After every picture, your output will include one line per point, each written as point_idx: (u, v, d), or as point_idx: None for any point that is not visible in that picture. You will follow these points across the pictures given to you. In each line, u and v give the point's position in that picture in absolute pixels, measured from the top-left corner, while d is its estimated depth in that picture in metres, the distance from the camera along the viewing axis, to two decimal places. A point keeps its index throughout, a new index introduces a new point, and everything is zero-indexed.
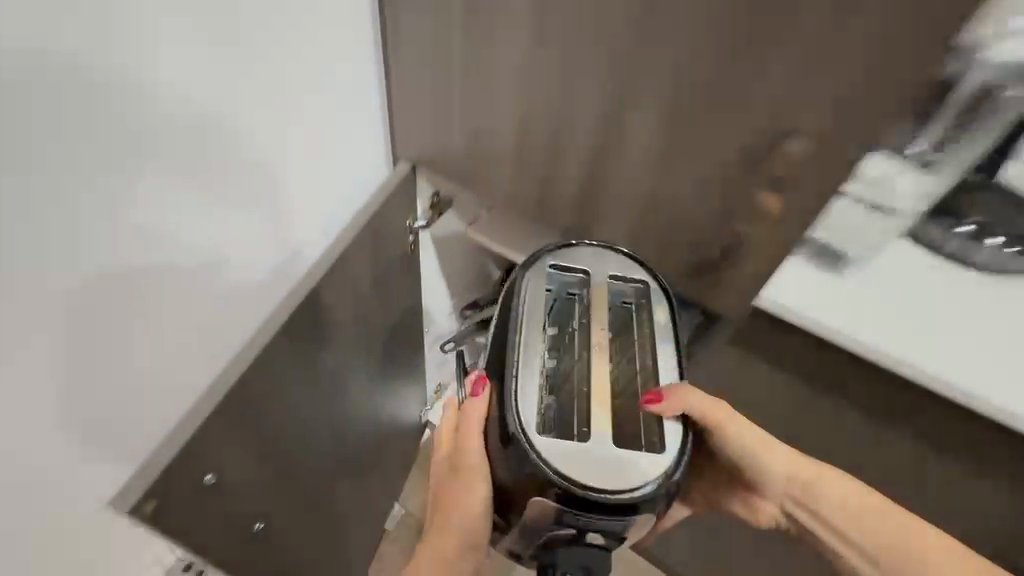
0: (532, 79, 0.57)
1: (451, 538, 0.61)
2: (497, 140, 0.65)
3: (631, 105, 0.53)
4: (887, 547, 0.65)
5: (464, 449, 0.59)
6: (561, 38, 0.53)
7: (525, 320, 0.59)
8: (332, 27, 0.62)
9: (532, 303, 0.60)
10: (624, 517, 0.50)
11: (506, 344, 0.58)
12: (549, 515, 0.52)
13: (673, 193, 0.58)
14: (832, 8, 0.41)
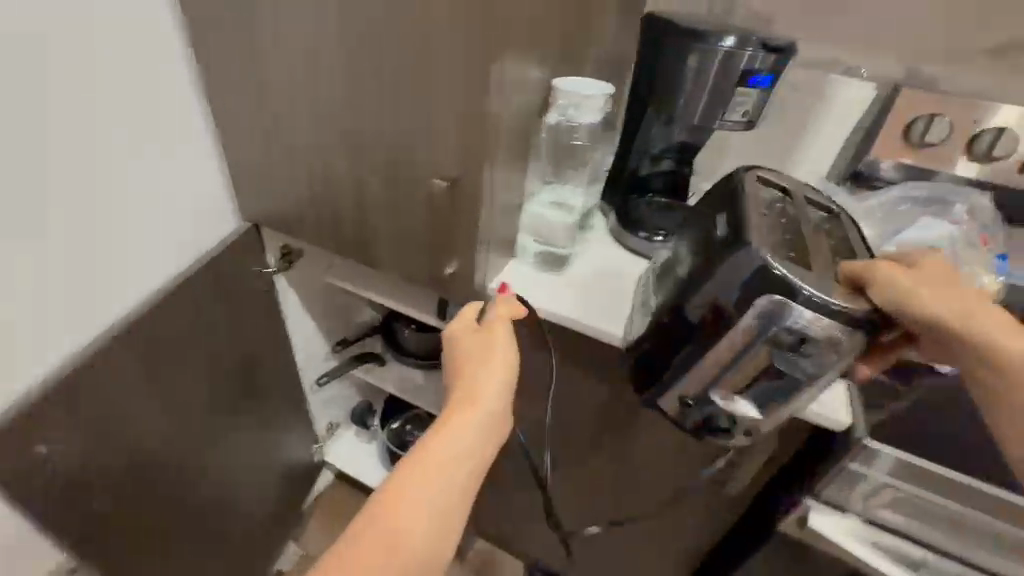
0: (304, 129, 0.79)
1: (457, 443, 0.56)
2: (295, 179, 0.85)
3: (367, 147, 0.74)
4: (1019, 404, 0.56)
5: (499, 347, 0.64)
6: (313, 102, 0.75)
7: (751, 202, 0.65)
8: (167, 103, 0.81)
9: (758, 192, 0.67)
10: (796, 310, 0.59)
11: (745, 214, 0.63)
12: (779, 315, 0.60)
13: (408, 212, 0.77)
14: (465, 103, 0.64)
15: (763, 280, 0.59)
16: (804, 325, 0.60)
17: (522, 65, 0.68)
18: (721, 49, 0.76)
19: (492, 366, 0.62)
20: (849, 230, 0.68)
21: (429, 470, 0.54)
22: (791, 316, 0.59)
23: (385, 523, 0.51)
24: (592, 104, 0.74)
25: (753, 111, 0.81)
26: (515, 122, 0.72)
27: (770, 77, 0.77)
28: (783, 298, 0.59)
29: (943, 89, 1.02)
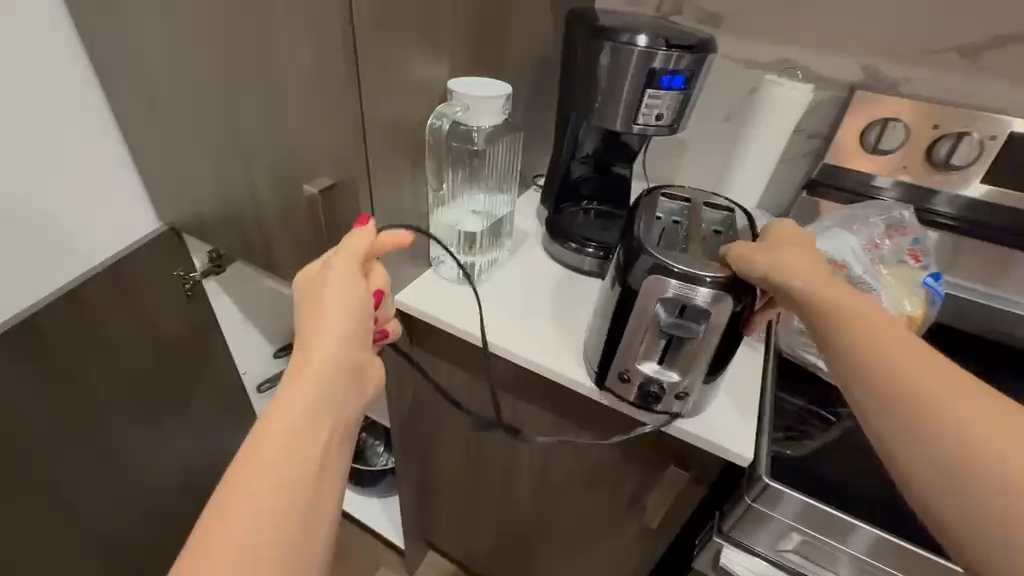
0: (198, 127, 0.76)
1: (301, 406, 0.47)
2: (199, 178, 0.82)
3: (253, 147, 0.70)
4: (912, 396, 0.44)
5: (349, 291, 0.54)
6: (201, 100, 0.72)
7: (641, 217, 0.68)
8: (62, 99, 0.79)
9: (650, 209, 0.70)
10: (681, 282, 0.57)
11: (631, 230, 0.66)
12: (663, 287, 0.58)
13: (301, 217, 0.73)
14: (334, 98, 0.60)
15: (658, 270, 0.58)
16: (692, 297, 0.57)
17: (404, 64, 0.64)
18: (634, 48, 0.70)
19: (336, 311, 0.52)
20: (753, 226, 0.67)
21: (270, 450, 0.44)
22: (671, 286, 0.57)
23: (232, 526, 0.41)
24: (489, 105, 0.69)
25: (672, 115, 0.75)
26: (404, 125, 0.68)
27: (685, 79, 0.72)
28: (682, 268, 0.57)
29: (906, 91, 0.94)
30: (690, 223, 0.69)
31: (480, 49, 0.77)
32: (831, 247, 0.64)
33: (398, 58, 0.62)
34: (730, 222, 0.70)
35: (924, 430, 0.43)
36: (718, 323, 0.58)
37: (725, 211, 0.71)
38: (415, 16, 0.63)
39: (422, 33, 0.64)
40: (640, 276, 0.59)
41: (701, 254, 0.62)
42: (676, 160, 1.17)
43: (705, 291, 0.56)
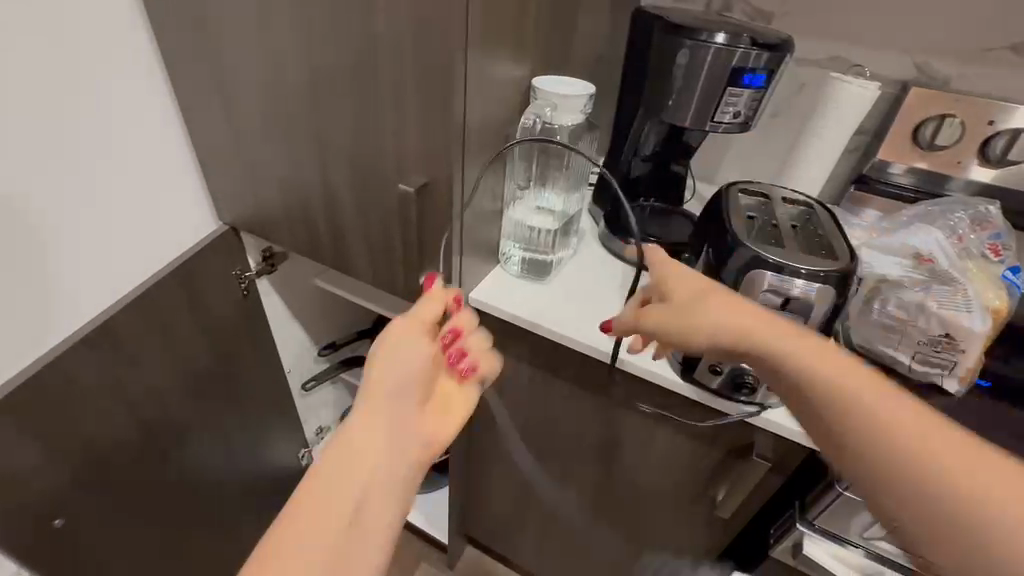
0: (273, 125, 0.75)
1: (372, 439, 0.49)
2: (268, 176, 0.82)
3: (335, 146, 0.70)
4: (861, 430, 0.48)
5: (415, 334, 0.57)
6: (279, 98, 0.71)
7: (727, 208, 0.69)
8: (130, 100, 0.78)
9: (733, 202, 0.71)
10: (781, 273, 0.58)
11: (720, 221, 0.67)
12: (761, 279, 0.59)
13: (381, 215, 0.73)
14: (433, 96, 0.60)
15: (756, 263, 0.59)
16: (793, 289, 0.58)
17: (497, 63, 0.65)
18: (712, 45, 0.71)
19: (400, 378, 0.53)
20: (834, 220, 0.68)
21: (339, 464, 0.47)
22: (768, 279, 0.58)
23: (307, 526, 0.43)
24: (573, 105, 0.70)
25: (748, 112, 0.76)
26: (491, 124, 0.68)
27: (762, 77, 0.73)
28: (789, 264, 0.58)
29: (956, 88, 0.96)
30: (772, 215, 0.70)
31: (554, 47, 0.78)
32: (918, 240, 0.68)
33: (494, 57, 0.63)
34: (809, 216, 0.71)
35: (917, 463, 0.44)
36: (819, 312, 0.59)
37: (804, 205, 0.72)
38: (511, 15, 0.63)
39: (514, 32, 0.65)
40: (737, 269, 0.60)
41: (794, 247, 0.63)
42: (722, 158, 1.19)
43: (807, 284, 0.58)
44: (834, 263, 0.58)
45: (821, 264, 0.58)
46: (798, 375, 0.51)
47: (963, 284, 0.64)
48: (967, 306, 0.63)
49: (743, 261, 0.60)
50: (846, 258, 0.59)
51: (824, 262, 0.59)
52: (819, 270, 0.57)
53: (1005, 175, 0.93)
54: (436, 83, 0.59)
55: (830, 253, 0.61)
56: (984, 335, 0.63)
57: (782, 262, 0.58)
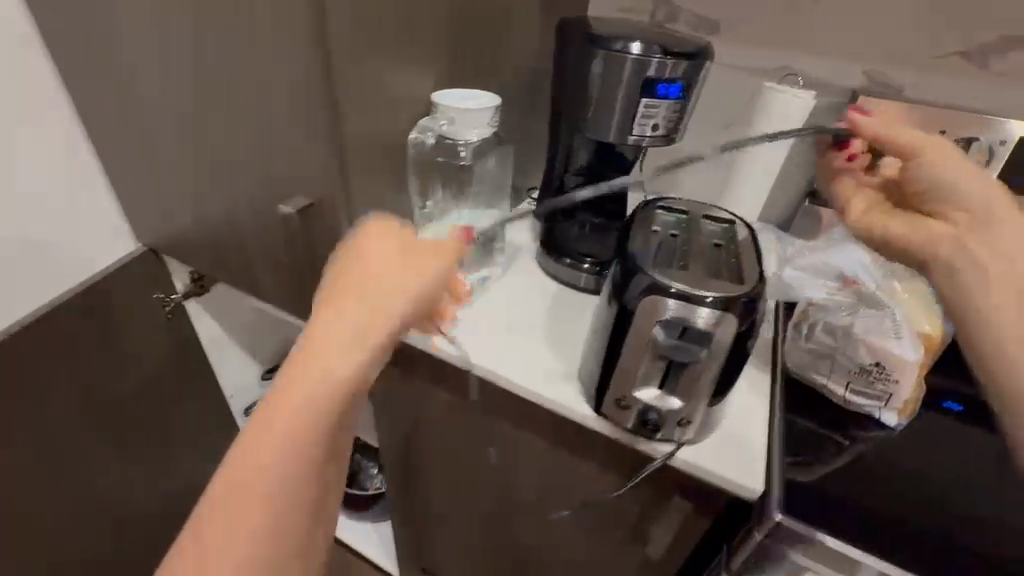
0: (173, 144, 0.72)
1: (349, 379, 0.47)
2: (175, 197, 0.79)
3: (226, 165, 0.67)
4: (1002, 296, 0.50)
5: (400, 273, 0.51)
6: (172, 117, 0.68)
7: (638, 230, 0.65)
8: (28, 119, 0.75)
9: (647, 223, 0.67)
10: (675, 302, 0.53)
11: (628, 243, 0.63)
12: (655, 307, 0.54)
13: (276, 238, 0.69)
14: (303, 112, 0.56)
15: (651, 290, 0.54)
16: (687, 319, 0.53)
17: (386, 78, 0.61)
18: (628, 56, 0.67)
19: (342, 316, 0.48)
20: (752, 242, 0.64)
21: (312, 407, 0.46)
22: (663, 309, 0.54)
23: (264, 453, 0.45)
24: (475, 120, 0.66)
25: (668, 125, 0.72)
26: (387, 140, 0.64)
27: (680, 86, 0.68)
28: (692, 292, 0.53)
29: (908, 96, 0.91)
30: (688, 237, 0.65)
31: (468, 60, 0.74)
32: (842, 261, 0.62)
33: (379, 69, 0.59)
34: (730, 236, 0.66)
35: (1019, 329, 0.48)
36: (719, 343, 0.54)
37: (726, 223, 0.68)
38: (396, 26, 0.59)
39: (405, 44, 0.61)
40: (634, 297, 0.55)
41: (701, 271, 0.58)
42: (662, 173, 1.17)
43: (702, 313, 0.53)
44: (734, 291, 0.54)
45: (727, 292, 0.53)
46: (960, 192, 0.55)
47: (891, 308, 0.59)
48: (896, 333, 0.58)
49: (638, 288, 0.55)
50: (747, 285, 0.55)
51: (724, 289, 0.54)
52: (717, 300, 0.52)
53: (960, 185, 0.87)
54: (311, 95, 0.56)
55: (739, 281, 0.57)
56: (916, 365, 0.58)
57: (682, 288, 0.53)
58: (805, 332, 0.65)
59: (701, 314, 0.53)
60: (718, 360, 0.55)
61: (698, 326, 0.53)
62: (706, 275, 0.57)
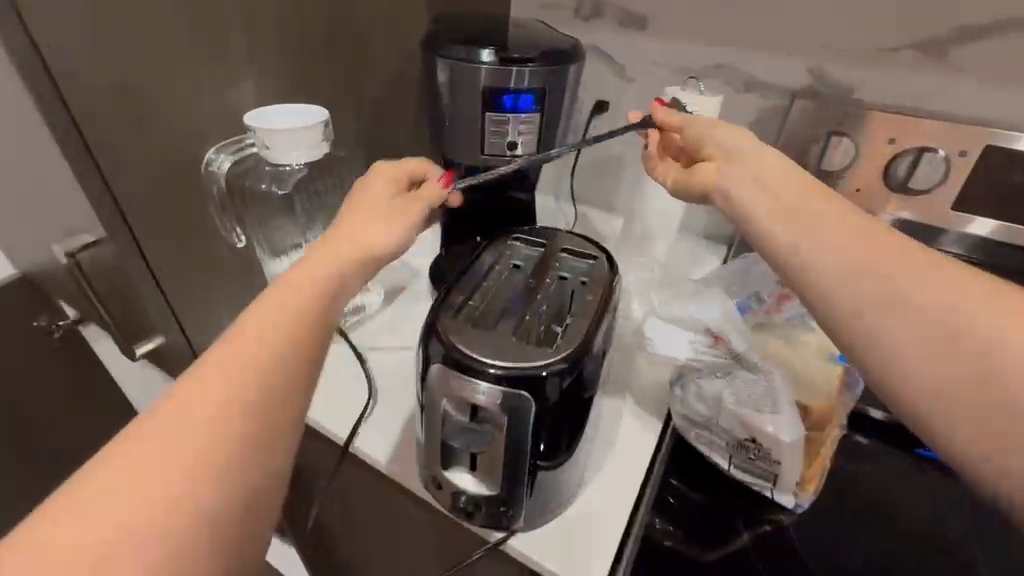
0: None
1: (320, 290, 0.40)
2: (16, 227, 0.73)
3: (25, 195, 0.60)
4: (806, 249, 0.39)
5: (398, 205, 0.47)
6: None
7: (481, 270, 0.57)
8: None
9: (498, 260, 0.59)
10: (466, 375, 0.42)
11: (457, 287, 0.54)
12: (444, 380, 0.43)
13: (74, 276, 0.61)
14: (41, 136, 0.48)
15: (441, 358, 0.43)
16: (477, 397, 0.42)
17: (157, 98, 0.51)
18: (478, 64, 0.56)
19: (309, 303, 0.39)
20: (608, 284, 0.55)
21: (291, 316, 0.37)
22: (451, 383, 0.42)
23: (218, 388, 0.33)
24: (283, 142, 0.57)
25: (531, 142, 0.62)
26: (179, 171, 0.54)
27: (532, 97, 0.58)
28: (501, 366, 0.42)
29: (862, 98, 0.74)
30: (537, 278, 0.56)
31: (304, 70, 0.62)
32: (711, 315, 0.51)
33: (143, 91, 0.48)
34: (591, 274, 0.57)
35: (851, 279, 0.36)
36: (523, 425, 0.42)
37: (589, 259, 0.59)
38: (165, 37, 0.48)
39: (186, 59, 0.51)
40: (429, 363, 0.44)
41: (520, 328, 0.49)
42: (591, 186, 1.06)
43: (499, 392, 0.41)
44: (544, 365, 0.43)
45: (549, 361, 0.43)
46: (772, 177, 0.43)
47: (772, 373, 0.48)
48: (774, 406, 0.47)
49: (431, 353, 0.44)
50: (563, 355, 0.44)
51: (531, 362, 0.42)
52: (515, 376, 0.41)
53: (927, 214, 0.72)
54: (49, 126, 0.46)
55: (580, 340, 0.48)
56: (799, 447, 0.47)
57: (493, 363, 0.42)
58: (678, 394, 0.54)
59: (496, 393, 0.41)
60: (528, 444, 0.43)
61: (498, 409, 0.41)
62: (523, 330, 0.49)
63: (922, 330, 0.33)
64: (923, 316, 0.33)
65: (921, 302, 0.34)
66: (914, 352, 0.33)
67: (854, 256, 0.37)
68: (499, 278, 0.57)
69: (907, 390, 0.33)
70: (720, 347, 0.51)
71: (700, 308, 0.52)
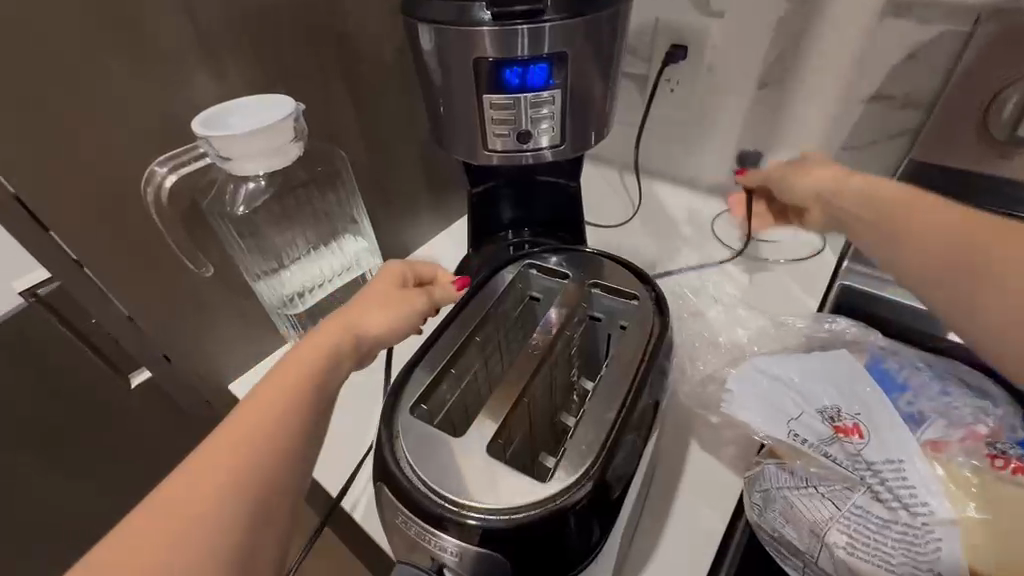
0: None
1: (322, 371, 0.36)
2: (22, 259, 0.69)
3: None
4: (887, 233, 0.39)
5: (397, 302, 0.42)
6: None
7: (483, 308, 0.44)
8: None
9: (506, 292, 0.45)
10: (424, 519, 0.31)
11: (449, 335, 0.41)
12: (400, 514, 0.32)
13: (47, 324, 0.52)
14: None
15: (392, 480, 0.32)
16: (440, 549, 0.31)
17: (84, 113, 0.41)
18: (478, 28, 0.40)
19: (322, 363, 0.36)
20: (653, 346, 0.40)
21: (289, 411, 0.33)
22: (409, 524, 0.32)
23: (207, 501, 0.29)
24: (250, 149, 0.47)
25: (558, 126, 0.45)
26: (121, 196, 0.46)
27: (546, 66, 0.42)
28: (495, 511, 0.31)
29: None
30: (555, 328, 0.43)
31: (270, 50, 0.51)
32: (839, 398, 0.37)
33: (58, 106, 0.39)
34: (628, 322, 0.42)
35: (922, 259, 0.37)
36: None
37: (627, 301, 0.43)
38: (71, 34, 0.40)
39: (105, 57, 0.42)
40: (381, 475, 0.34)
41: (508, 420, 0.37)
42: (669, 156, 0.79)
43: (472, 549, 0.31)
44: (532, 506, 0.31)
45: (570, 484, 0.32)
46: (853, 204, 0.41)
47: (931, 517, 0.31)
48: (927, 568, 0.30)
49: (383, 462, 0.34)
50: (563, 492, 0.32)
51: (522, 503, 0.31)
52: (495, 527, 0.30)
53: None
54: None
55: (609, 440, 0.35)
56: None
57: (481, 511, 0.31)
58: (755, 500, 0.37)
59: (463, 548, 0.31)
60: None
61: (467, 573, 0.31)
62: (511, 421, 0.37)
63: (1003, 291, 0.33)
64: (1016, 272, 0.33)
65: (1008, 262, 0.33)
66: (1005, 311, 0.33)
67: (935, 237, 0.36)
68: (502, 321, 0.45)
69: (976, 336, 0.35)
70: (832, 442, 0.35)
71: (811, 381, 0.38)
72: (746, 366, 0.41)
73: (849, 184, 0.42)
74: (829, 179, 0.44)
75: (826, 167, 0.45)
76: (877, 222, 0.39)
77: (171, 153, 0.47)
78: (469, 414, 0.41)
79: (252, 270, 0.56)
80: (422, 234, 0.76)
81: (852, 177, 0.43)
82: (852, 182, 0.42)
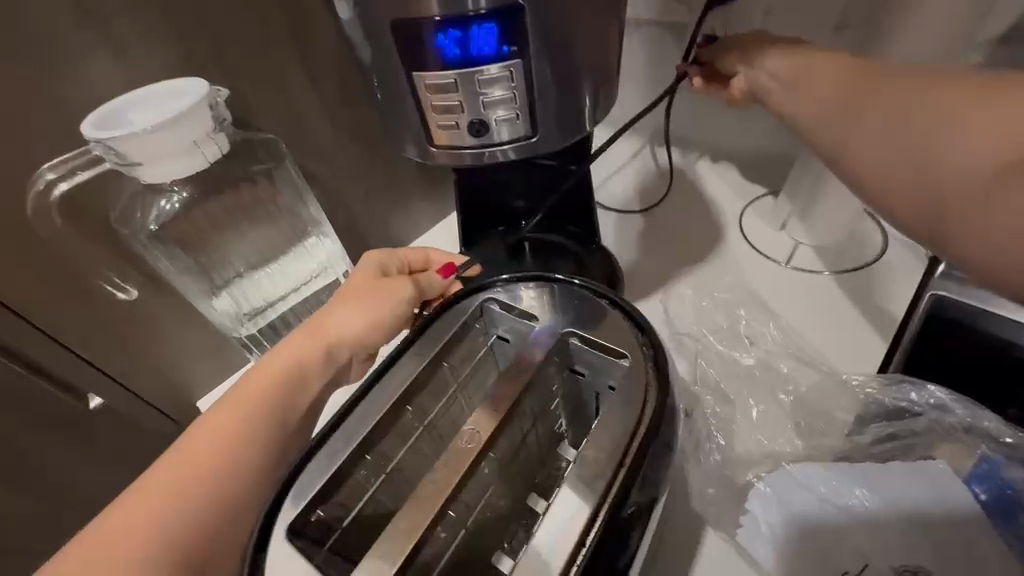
0: None
1: (280, 387, 0.33)
2: None
3: None
4: (793, 75, 0.35)
5: (373, 295, 0.37)
6: None
7: (424, 358, 0.32)
8: None
9: (460, 335, 0.34)
10: None
11: (374, 399, 0.30)
12: None
13: None
14: None
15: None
16: None
17: None
18: None
19: (285, 373, 0.34)
20: (642, 424, 0.27)
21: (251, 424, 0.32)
22: None
23: (154, 510, 0.29)
24: (157, 147, 0.38)
25: (525, 109, 0.33)
26: (4, 196, 0.38)
27: (495, 27, 0.30)
28: None
29: None
30: (519, 397, 0.30)
31: (193, 17, 0.40)
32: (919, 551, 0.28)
33: None
34: (626, 382, 0.29)
35: (830, 107, 0.32)
36: None
37: (618, 356, 0.31)
38: None
39: None
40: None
41: (422, 529, 0.26)
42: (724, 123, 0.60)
43: None
44: None
45: None
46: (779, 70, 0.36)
47: None
48: None
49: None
50: None
51: None
52: None
53: None
54: None
55: None
56: None
57: None
58: None
59: None
60: None
61: None
62: (432, 532, 0.27)
63: (880, 115, 0.29)
64: (914, 91, 0.29)
65: (892, 87, 0.29)
66: (882, 132, 0.29)
67: (835, 76, 0.33)
68: (459, 371, 0.34)
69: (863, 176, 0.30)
70: None
71: (874, 534, 0.29)
72: (774, 475, 0.32)
73: (772, 53, 0.37)
74: (761, 44, 0.38)
75: (756, 36, 0.39)
76: (803, 84, 0.34)
77: (61, 157, 0.39)
78: (399, 496, 0.31)
79: (191, 291, 0.49)
80: (418, 229, 0.62)
81: (767, 39, 0.38)
82: (778, 51, 0.37)
